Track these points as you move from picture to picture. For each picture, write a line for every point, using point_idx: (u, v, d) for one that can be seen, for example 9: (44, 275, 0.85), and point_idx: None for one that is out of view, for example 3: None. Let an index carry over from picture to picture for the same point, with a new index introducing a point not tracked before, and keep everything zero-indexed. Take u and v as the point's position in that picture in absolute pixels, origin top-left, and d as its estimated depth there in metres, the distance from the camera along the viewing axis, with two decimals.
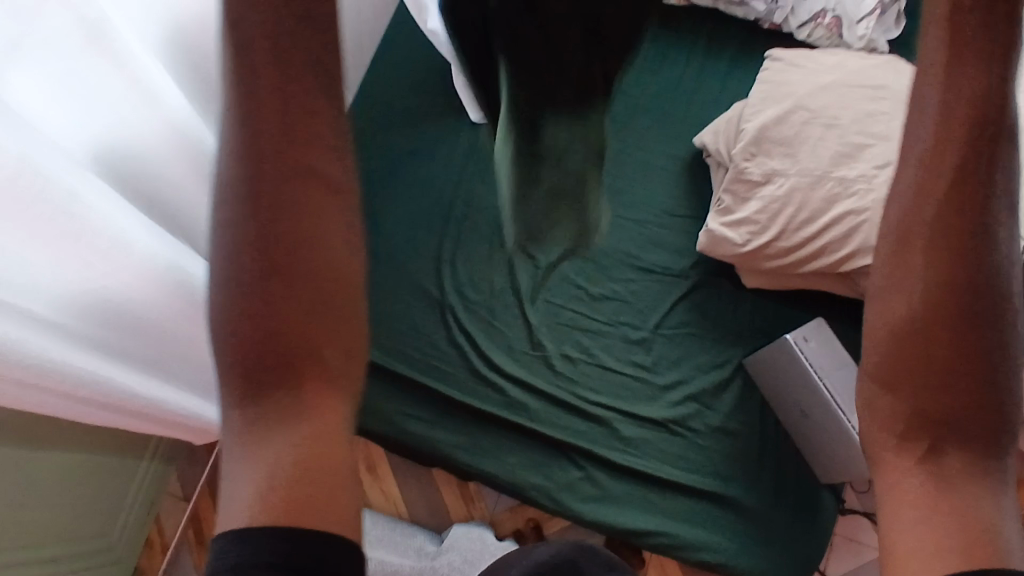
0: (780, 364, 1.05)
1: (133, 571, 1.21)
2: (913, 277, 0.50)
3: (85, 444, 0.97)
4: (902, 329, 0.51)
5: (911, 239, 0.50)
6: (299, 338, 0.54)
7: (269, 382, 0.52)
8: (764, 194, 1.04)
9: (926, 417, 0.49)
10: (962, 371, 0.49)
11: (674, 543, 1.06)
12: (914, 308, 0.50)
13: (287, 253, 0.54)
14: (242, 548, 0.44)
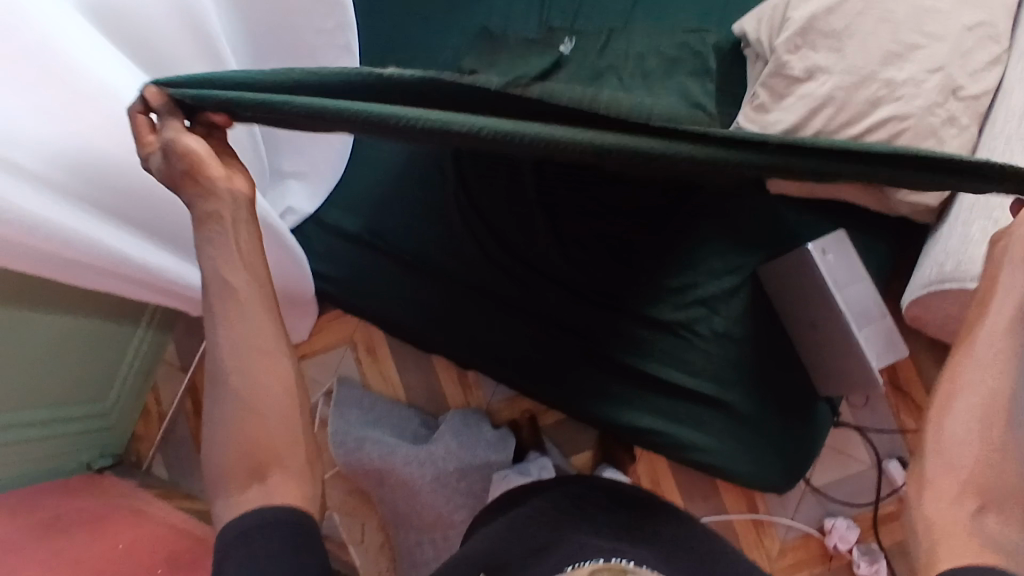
0: (795, 275, 1.02)
1: (130, 438, 1.22)
2: (972, 382, 0.60)
3: (77, 309, 0.94)
4: (972, 413, 0.59)
5: (988, 357, 0.60)
6: (252, 429, 0.61)
7: (244, 460, 0.60)
8: (804, 91, 0.97)
9: (957, 475, 0.59)
10: (997, 447, 0.58)
11: (666, 441, 1.08)
12: (979, 404, 0.59)
13: (239, 372, 0.60)
14: (247, 524, 0.58)
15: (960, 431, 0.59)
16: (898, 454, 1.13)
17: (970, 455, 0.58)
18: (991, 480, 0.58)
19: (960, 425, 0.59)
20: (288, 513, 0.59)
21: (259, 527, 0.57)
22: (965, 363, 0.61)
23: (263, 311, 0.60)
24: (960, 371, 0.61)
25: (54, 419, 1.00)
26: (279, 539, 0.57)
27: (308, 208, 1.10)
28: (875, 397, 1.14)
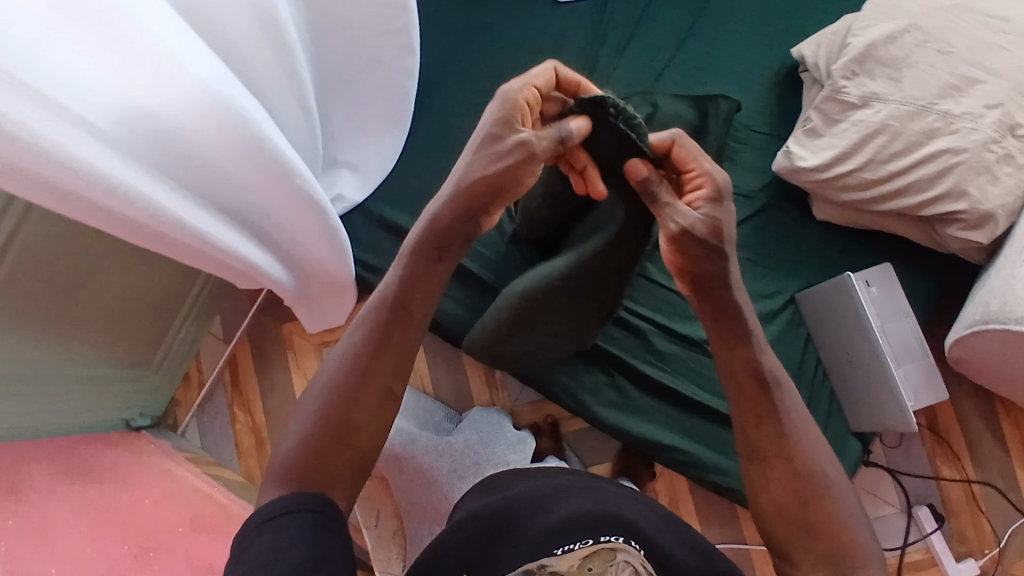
0: (834, 302, 1.00)
1: (169, 402, 1.26)
2: (772, 462, 0.59)
3: (133, 268, 0.99)
4: (791, 488, 0.58)
5: (778, 428, 0.60)
6: (337, 439, 0.59)
7: (314, 457, 0.58)
8: (857, 118, 0.96)
9: (797, 538, 0.57)
10: (818, 486, 0.58)
11: (688, 460, 1.06)
12: (789, 481, 0.58)
13: (355, 389, 0.60)
14: (274, 509, 0.52)
15: (775, 486, 0.59)
16: (929, 500, 1.07)
17: (801, 511, 0.57)
18: (824, 525, 0.56)
19: (786, 503, 0.58)
20: (317, 501, 0.54)
21: (280, 515, 0.52)
22: (768, 444, 0.60)
23: (406, 344, 0.62)
24: (753, 461, 0.60)
25: (99, 375, 1.05)
26: (304, 520, 0.52)
27: (358, 197, 1.14)
28: (909, 437, 1.09)
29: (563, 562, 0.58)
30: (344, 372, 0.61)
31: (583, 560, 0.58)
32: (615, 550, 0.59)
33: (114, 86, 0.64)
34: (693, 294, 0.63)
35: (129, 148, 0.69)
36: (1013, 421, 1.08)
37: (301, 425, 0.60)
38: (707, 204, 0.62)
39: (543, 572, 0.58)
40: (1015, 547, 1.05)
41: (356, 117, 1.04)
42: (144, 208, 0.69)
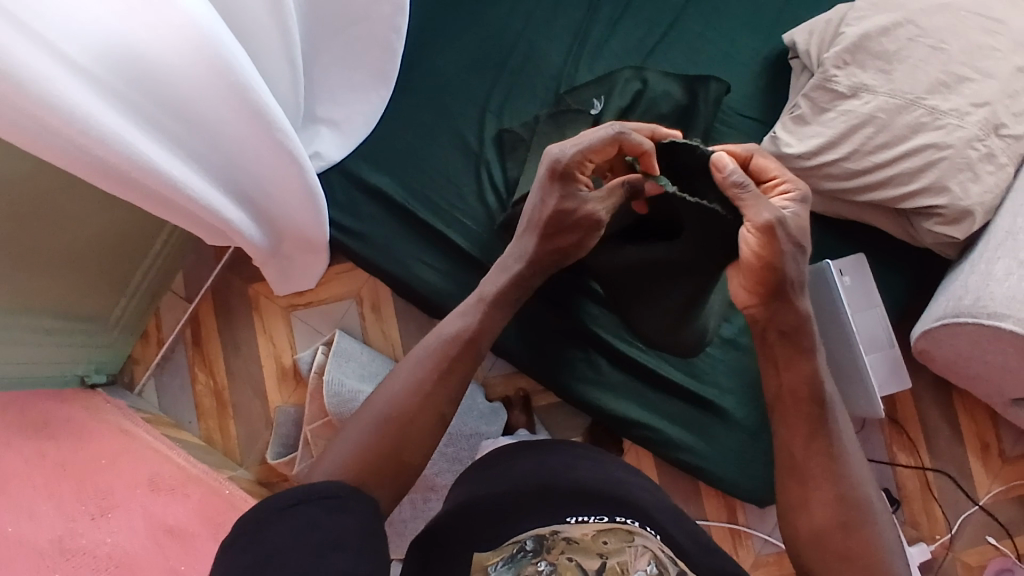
0: (810, 290, 1.01)
1: (126, 359, 1.21)
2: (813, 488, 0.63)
3: (95, 216, 0.94)
4: (829, 512, 0.62)
5: (825, 457, 0.64)
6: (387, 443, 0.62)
7: (366, 457, 0.61)
8: (846, 108, 0.97)
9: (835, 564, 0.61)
10: (852, 511, 0.62)
11: (657, 438, 1.07)
12: (828, 506, 0.62)
13: (414, 410, 0.64)
14: (288, 497, 0.50)
15: (819, 510, 0.63)
16: (885, 485, 1.11)
17: (840, 537, 0.61)
18: (860, 555, 0.60)
19: (822, 524, 0.62)
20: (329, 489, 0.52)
21: (296, 504, 0.50)
22: (812, 472, 0.64)
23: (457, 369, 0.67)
24: (795, 483, 0.64)
25: (51, 326, 1.00)
26: (324, 507, 0.50)
27: (335, 156, 1.09)
28: (870, 424, 1.12)
29: (576, 530, 0.60)
30: (407, 391, 0.65)
31: (598, 534, 0.60)
32: (632, 532, 0.60)
33: (98, 21, 0.59)
34: (765, 305, 0.63)
35: (109, 86, 0.64)
36: (971, 414, 1.13)
37: (359, 429, 0.63)
38: (791, 204, 0.63)
39: (557, 537, 0.60)
40: (964, 533, 1.10)
41: (342, 71, 1.00)
42: (117, 151, 0.65)
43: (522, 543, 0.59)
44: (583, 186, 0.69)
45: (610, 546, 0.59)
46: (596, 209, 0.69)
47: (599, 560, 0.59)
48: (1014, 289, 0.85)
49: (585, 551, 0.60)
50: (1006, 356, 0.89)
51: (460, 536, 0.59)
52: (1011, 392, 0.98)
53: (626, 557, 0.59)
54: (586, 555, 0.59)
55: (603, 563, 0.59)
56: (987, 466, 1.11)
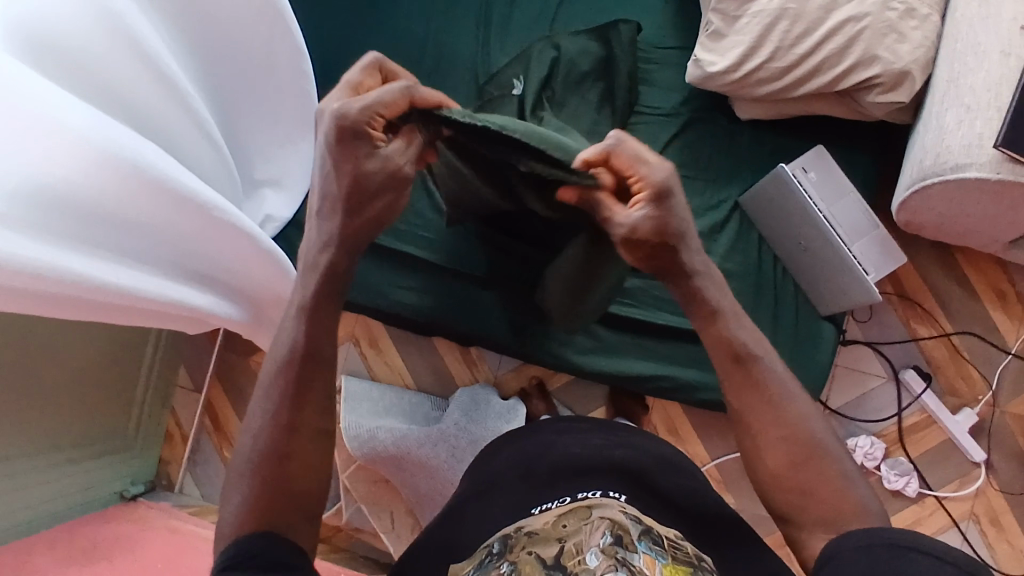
0: (776, 200, 1.00)
1: (158, 463, 1.24)
2: (761, 428, 0.59)
3: (78, 344, 0.97)
4: (784, 451, 0.58)
5: (767, 397, 0.60)
6: (287, 488, 0.58)
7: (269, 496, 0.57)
8: (756, 11, 0.95)
9: (799, 502, 0.57)
10: (806, 445, 0.58)
11: (671, 386, 1.07)
12: (781, 444, 0.58)
13: (286, 444, 0.59)
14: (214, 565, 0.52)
15: (772, 451, 0.59)
16: (913, 363, 1.09)
17: (795, 473, 0.58)
18: (817, 484, 0.57)
19: (777, 465, 0.58)
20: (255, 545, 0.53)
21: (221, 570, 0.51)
22: (756, 414, 0.60)
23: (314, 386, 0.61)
24: (746, 429, 0.60)
25: (73, 458, 1.02)
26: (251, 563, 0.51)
27: (287, 212, 1.11)
28: (880, 308, 1.10)
29: (540, 521, 0.58)
30: (269, 428, 0.59)
31: (558, 518, 0.57)
32: (591, 507, 0.57)
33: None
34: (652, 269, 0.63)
35: (38, 222, 0.66)
36: (978, 267, 1.10)
37: (243, 474, 0.58)
38: (648, 204, 0.59)
39: (520, 533, 0.57)
40: (1006, 386, 1.08)
41: (267, 133, 1.01)
42: (57, 279, 0.67)
43: (489, 548, 0.57)
44: (380, 142, 0.59)
45: (568, 529, 0.55)
46: (399, 159, 0.60)
47: (557, 545, 0.53)
48: (967, 137, 0.82)
49: (542, 542, 0.54)
50: (984, 203, 0.87)
51: (442, 545, 0.62)
52: (1005, 236, 0.96)
53: (582, 535, 0.53)
54: (545, 544, 0.54)
55: (560, 547, 0.53)
56: (1009, 313, 1.09)
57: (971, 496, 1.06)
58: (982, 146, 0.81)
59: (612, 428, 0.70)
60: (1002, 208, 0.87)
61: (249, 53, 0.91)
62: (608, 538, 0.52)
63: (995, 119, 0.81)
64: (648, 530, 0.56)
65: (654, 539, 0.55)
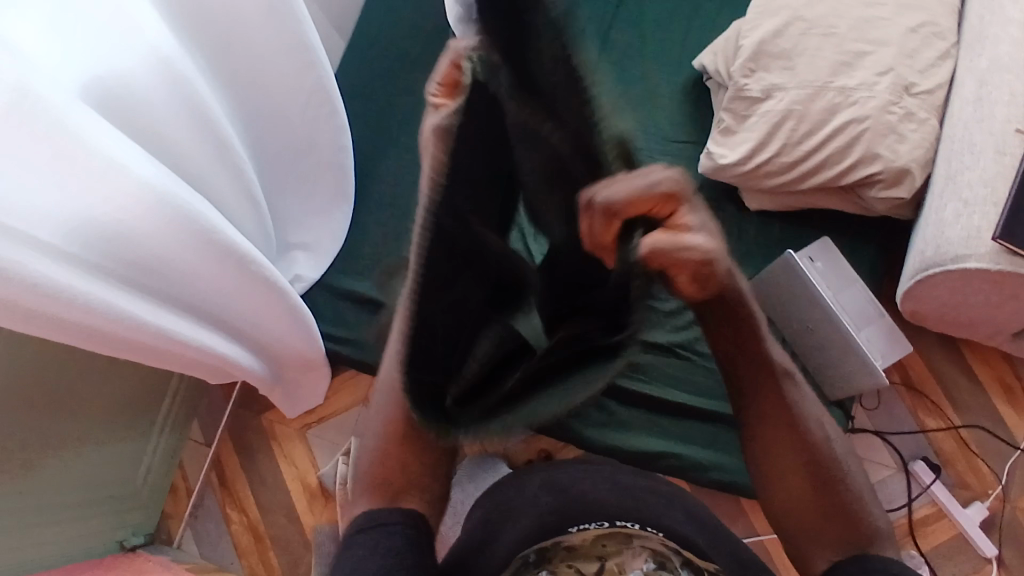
0: (785, 286, 1.03)
1: (160, 516, 1.23)
2: (793, 458, 0.64)
3: (102, 383, 1.00)
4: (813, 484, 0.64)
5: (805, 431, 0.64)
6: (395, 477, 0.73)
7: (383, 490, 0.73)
8: (764, 110, 1.03)
9: (812, 528, 0.64)
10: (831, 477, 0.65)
11: (680, 463, 1.08)
12: (808, 480, 0.64)
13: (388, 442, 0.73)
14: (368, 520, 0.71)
15: (787, 480, 0.65)
16: (922, 453, 1.09)
17: (816, 500, 0.64)
18: (836, 514, 0.64)
19: (797, 491, 0.65)
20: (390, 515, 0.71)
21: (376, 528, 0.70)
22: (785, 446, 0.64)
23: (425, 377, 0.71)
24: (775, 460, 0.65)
25: (81, 500, 1.03)
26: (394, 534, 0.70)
27: (315, 275, 1.16)
28: (887, 396, 1.12)
29: (577, 537, 0.64)
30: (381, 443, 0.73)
31: (597, 537, 0.64)
32: (631, 535, 0.64)
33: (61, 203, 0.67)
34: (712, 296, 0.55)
35: (81, 260, 0.71)
36: (984, 360, 1.12)
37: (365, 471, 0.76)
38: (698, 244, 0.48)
39: (558, 547, 0.64)
40: (1018, 481, 1.07)
41: (303, 197, 1.08)
42: (99, 313, 0.71)
43: (523, 557, 0.63)
44: None
45: (609, 548, 0.64)
46: None
47: (598, 564, 0.63)
48: (967, 229, 0.87)
49: (585, 558, 0.63)
50: (986, 291, 0.91)
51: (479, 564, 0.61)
52: (1008, 327, 0.99)
53: (625, 557, 0.63)
54: (586, 561, 0.63)
55: (601, 565, 0.62)
56: (1017, 408, 1.10)
57: None
58: (981, 237, 0.86)
59: (620, 489, 0.71)
60: (1004, 296, 0.90)
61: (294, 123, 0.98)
62: (650, 564, 0.62)
63: (993, 212, 0.86)
64: (691, 561, 0.62)
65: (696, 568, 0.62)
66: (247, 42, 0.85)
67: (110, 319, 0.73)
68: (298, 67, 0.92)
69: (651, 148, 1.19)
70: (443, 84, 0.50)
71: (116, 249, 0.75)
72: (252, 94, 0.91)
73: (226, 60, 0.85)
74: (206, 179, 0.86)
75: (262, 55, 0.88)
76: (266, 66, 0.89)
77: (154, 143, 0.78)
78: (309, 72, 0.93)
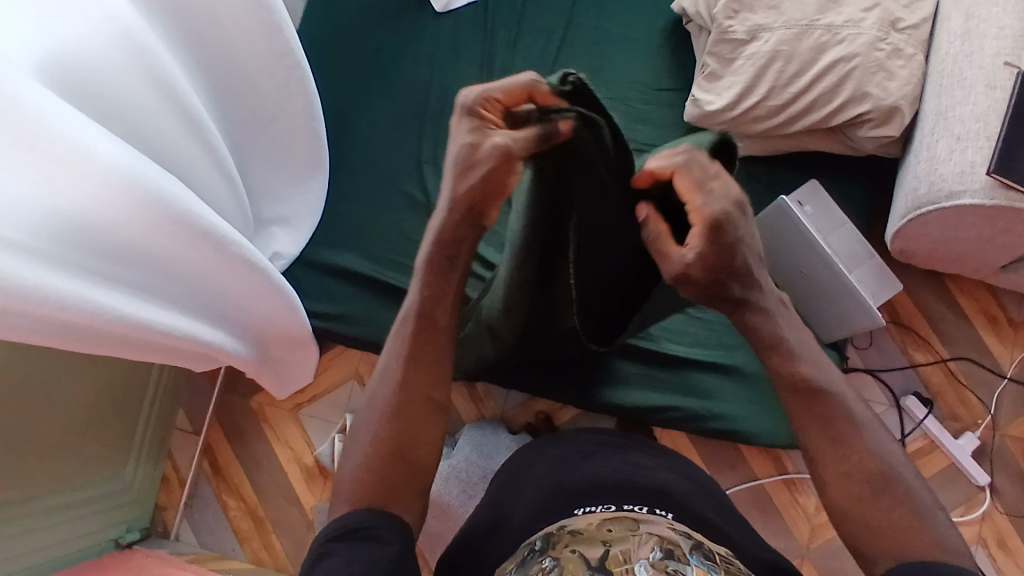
0: (775, 229, 1.03)
1: (155, 509, 1.20)
2: (825, 453, 0.59)
3: (81, 381, 0.95)
4: (859, 483, 0.58)
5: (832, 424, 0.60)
6: (389, 469, 0.59)
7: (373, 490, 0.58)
8: (749, 52, 1.00)
9: (863, 529, 0.57)
10: (871, 474, 0.58)
11: (684, 416, 1.07)
12: (847, 479, 0.58)
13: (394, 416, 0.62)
14: (329, 531, 0.55)
15: (830, 483, 0.59)
16: (913, 389, 1.12)
17: (857, 501, 0.57)
18: (880, 516, 0.56)
19: (840, 489, 0.58)
20: (362, 521, 0.55)
21: (330, 541, 0.54)
22: (822, 443, 0.60)
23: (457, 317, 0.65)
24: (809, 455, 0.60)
25: (71, 501, 0.99)
26: (366, 542, 0.54)
27: (293, 250, 1.12)
28: (878, 335, 1.13)
29: (582, 522, 0.60)
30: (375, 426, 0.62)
31: (603, 522, 0.60)
32: (638, 520, 0.60)
33: (26, 196, 0.62)
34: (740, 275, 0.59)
35: (55, 254, 0.66)
36: (969, 293, 1.14)
37: (356, 457, 0.61)
38: (701, 239, 0.57)
39: (563, 532, 0.60)
40: (1004, 408, 1.10)
41: (276, 170, 1.03)
42: (82, 312, 0.67)
43: (531, 545, 0.60)
44: None
45: (614, 534, 0.58)
46: None
47: (602, 548, 0.56)
48: (960, 165, 0.87)
49: (587, 541, 0.57)
50: (978, 228, 0.91)
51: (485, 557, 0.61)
52: (997, 260, 1.00)
53: (630, 544, 0.56)
54: (590, 545, 0.57)
55: (605, 550, 0.56)
56: (1002, 339, 1.12)
57: (979, 520, 1.07)
58: (975, 172, 0.85)
59: (629, 455, 0.71)
60: (995, 231, 0.91)
61: (262, 90, 0.92)
62: (658, 552, 0.55)
63: (986, 147, 0.85)
64: (699, 545, 0.58)
65: (705, 553, 0.57)
66: (207, 7, 0.79)
67: (93, 318, 0.68)
68: (262, 32, 0.86)
69: (634, 98, 1.16)
70: (503, 100, 0.59)
71: (89, 240, 0.70)
72: (218, 63, 0.85)
73: (189, 29, 0.79)
74: (175, 157, 0.81)
75: (225, 21, 0.82)
76: (231, 33, 0.84)
77: (116, 120, 0.73)
78: (276, 38, 0.87)
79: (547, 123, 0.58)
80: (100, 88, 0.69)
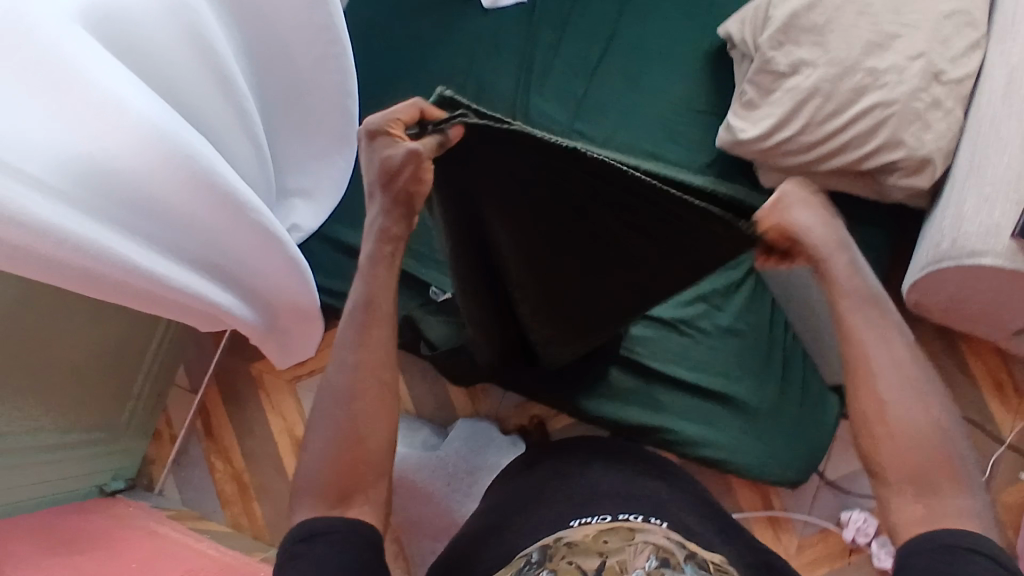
0: (791, 265, 1.02)
1: (143, 461, 1.22)
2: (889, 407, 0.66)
3: (89, 326, 0.97)
4: (926, 433, 0.65)
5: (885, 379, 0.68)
6: (349, 473, 0.62)
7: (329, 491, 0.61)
8: (790, 86, 0.99)
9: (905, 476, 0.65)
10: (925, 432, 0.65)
11: (677, 439, 1.06)
12: (918, 427, 0.66)
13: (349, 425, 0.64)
14: (298, 533, 0.59)
15: (879, 430, 0.67)
16: None
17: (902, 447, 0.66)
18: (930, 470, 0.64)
19: (914, 437, 0.66)
20: (327, 523, 0.59)
21: (299, 542, 0.58)
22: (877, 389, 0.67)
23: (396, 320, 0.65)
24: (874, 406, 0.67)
25: (63, 442, 1.01)
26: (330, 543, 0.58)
27: (313, 224, 1.13)
28: None
29: (578, 533, 0.58)
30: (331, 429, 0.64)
31: (599, 532, 0.58)
32: (634, 531, 0.57)
33: (59, 137, 0.64)
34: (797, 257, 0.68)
35: (79, 198, 0.67)
36: (979, 355, 1.13)
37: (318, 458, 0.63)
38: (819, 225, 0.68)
39: (559, 544, 0.58)
40: (1000, 474, 1.09)
41: (304, 144, 1.04)
42: (98, 258, 0.68)
43: (527, 555, 0.58)
44: None
45: (611, 546, 0.55)
46: None
47: (599, 559, 0.53)
48: (985, 224, 0.86)
49: (585, 552, 0.55)
50: (996, 288, 0.90)
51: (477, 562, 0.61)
52: (1012, 324, 0.98)
53: (625, 555, 0.53)
54: (586, 556, 0.54)
55: (603, 560, 0.53)
56: (1007, 405, 1.11)
57: None
58: (999, 234, 0.84)
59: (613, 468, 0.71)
60: (1013, 293, 0.89)
61: (298, 60, 0.93)
62: (653, 561, 0.53)
63: (1013, 210, 0.84)
64: (693, 555, 0.57)
65: (699, 562, 0.56)
66: None
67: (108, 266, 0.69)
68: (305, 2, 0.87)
69: (667, 117, 1.16)
70: (401, 120, 0.60)
71: (115, 191, 0.71)
72: (259, 31, 0.87)
73: None
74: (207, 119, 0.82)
75: None
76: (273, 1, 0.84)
77: (154, 74, 0.74)
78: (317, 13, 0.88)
79: (438, 132, 0.57)
80: (140, 41, 0.71)
